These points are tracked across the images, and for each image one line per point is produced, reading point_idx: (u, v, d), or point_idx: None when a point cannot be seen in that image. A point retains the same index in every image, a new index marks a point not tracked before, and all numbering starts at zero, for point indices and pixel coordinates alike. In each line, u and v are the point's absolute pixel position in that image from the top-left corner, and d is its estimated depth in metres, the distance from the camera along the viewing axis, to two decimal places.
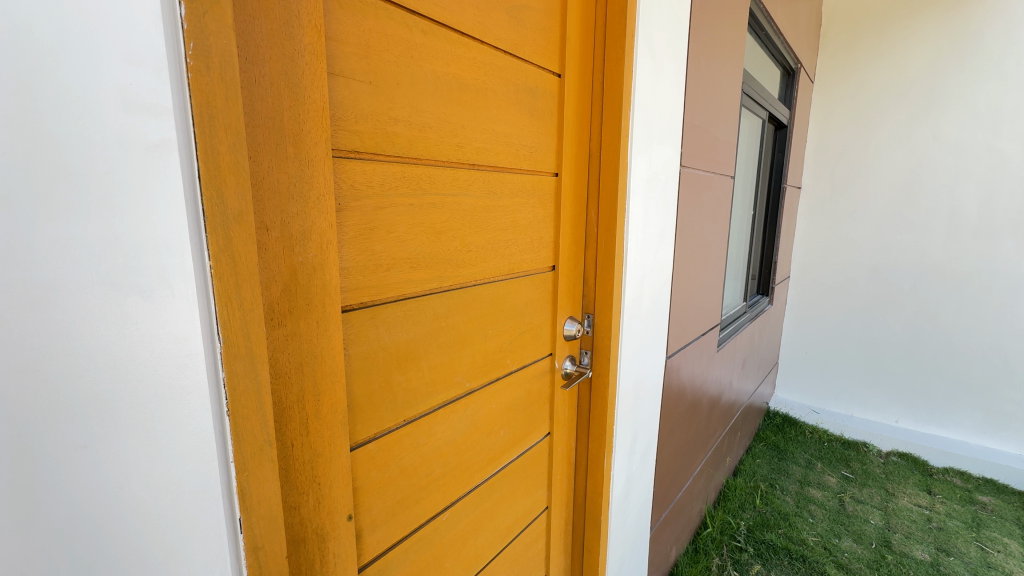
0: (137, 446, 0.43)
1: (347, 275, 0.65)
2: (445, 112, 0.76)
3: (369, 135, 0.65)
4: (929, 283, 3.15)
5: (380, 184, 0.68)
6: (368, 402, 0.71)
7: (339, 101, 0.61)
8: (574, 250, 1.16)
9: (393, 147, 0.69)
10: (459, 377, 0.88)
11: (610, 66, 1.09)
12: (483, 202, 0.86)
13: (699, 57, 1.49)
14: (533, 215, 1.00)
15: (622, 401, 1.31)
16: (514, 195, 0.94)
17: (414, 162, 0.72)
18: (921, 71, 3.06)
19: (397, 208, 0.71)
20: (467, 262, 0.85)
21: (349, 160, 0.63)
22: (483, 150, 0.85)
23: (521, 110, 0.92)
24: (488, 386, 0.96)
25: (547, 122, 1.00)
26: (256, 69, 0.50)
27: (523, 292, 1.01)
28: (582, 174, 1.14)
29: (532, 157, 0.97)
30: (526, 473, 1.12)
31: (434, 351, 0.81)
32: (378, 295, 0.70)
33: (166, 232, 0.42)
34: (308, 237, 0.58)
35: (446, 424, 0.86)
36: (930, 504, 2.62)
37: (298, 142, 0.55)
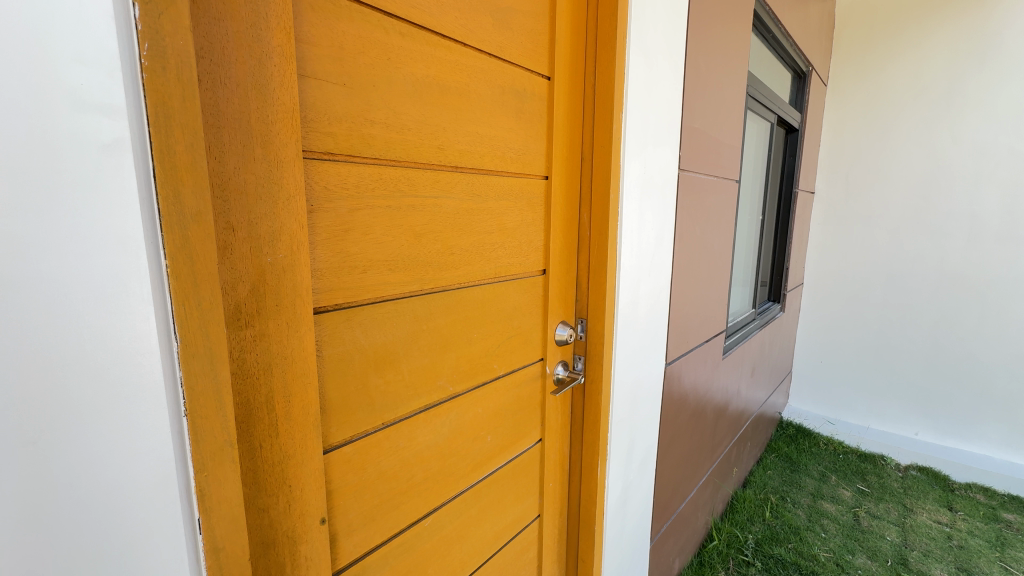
0: (94, 444, 0.43)
1: (319, 277, 0.65)
2: (424, 114, 0.75)
3: (343, 137, 0.65)
4: (949, 289, 3.04)
5: (355, 185, 0.67)
6: (344, 404, 0.71)
7: (312, 103, 0.61)
8: (566, 256, 1.14)
9: (370, 148, 0.68)
10: (442, 381, 0.87)
11: (602, 66, 1.08)
12: (465, 204, 0.85)
13: (700, 59, 1.46)
14: (522, 218, 0.99)
15: (617, 408, 1.28)
16: (500, 198, 0.93)
17: (393, 165, 0.72)
18: (939, 73, 2.98)
19: (373, 210, 0.70)
20: (448, 265, 0.84)
21: (323, 162, 0.63)
22: (466, 154, 0.84)
23: (507, 113, 0.91)
24: (474, 391, 0.94)
25: (537, 125, 0.99)
26: (221, 70, 0.51)
27: (512, 295, 1.00)
28: (574, 179, 1.13)
29: (519, 160, 0.96)
30: (516, 481, 1.10)
31: (415, 354, 0.80)
32: (353, 296, 0.69)
33: (120, 230, 0.42)
34: (278, 238, 0.58)
35: (428, 428, 0.85)
36: (951, 521, 2.51)
37: (266, 143, 0.55)
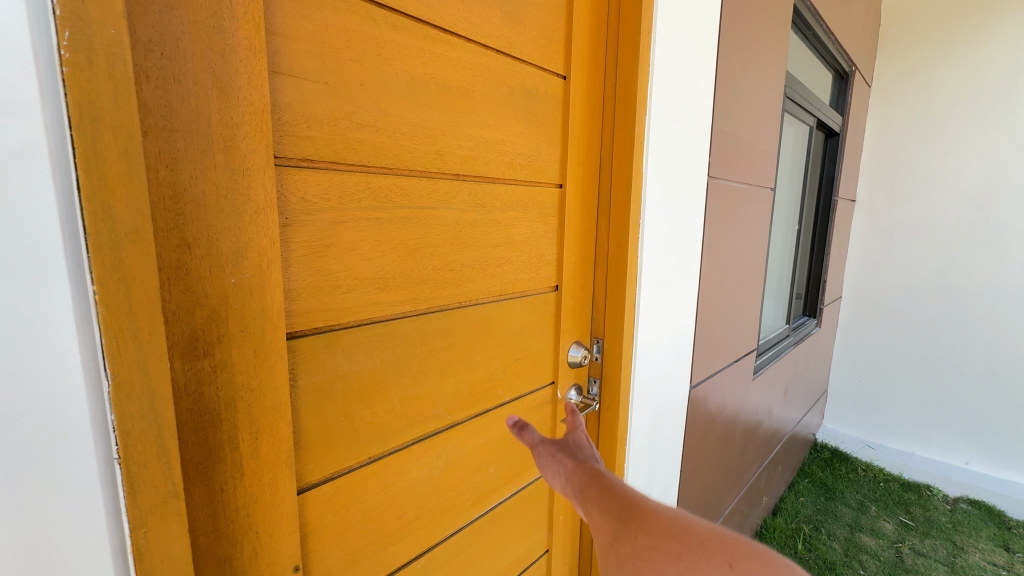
0: (4, 496, 0.37)
1: (294, 298, 0.58)
2: (421, 116, 0.68)
3: (325, 142, 0.58)
4: (1007, 308, 2.79)
5: (339, 195, 0.60)
6: (323, 439, 0.63)
7: (287, 103, 0.54)
8: (582, 271, 1.05)
9: (356, 154, 0.61)
10: (439, 409, 0.79)
11: (624, 63, 0.98)
12: (466, 215, 0.77)
13: (733, 57, 1.34)
14: (532, 230, 0.91)
15: (635, 436, 1.17)
16: (508, 209, 0.85)
17: (384, 173, 0.65)
18: (998, 72, 2.74)
19: (360, 222, 0.63)
20: (447, 282, 0.76)
21: (300, 169, 0.56)
22: (468, 160, 0.76)
23: (517, 115, 0.83)
24: (475, 419, 0.86)
25: (550, 129, 0.91)
26: (175, 66, 0.45)
27: (519, 314, 0.92)
28: (592, 187, 1.04)
29: (529, 167, 0.88)
30: (521, 514, 1.01)
31: (407, 381, 0.73)
32: (335, 319, 0.62)
33: (35, 250, 0.36)
34: (244, 256, 0.52)
35: (422, 461, 0.77)
36: (1008, 564, 2.28)
37: (230, 149, 0.49)
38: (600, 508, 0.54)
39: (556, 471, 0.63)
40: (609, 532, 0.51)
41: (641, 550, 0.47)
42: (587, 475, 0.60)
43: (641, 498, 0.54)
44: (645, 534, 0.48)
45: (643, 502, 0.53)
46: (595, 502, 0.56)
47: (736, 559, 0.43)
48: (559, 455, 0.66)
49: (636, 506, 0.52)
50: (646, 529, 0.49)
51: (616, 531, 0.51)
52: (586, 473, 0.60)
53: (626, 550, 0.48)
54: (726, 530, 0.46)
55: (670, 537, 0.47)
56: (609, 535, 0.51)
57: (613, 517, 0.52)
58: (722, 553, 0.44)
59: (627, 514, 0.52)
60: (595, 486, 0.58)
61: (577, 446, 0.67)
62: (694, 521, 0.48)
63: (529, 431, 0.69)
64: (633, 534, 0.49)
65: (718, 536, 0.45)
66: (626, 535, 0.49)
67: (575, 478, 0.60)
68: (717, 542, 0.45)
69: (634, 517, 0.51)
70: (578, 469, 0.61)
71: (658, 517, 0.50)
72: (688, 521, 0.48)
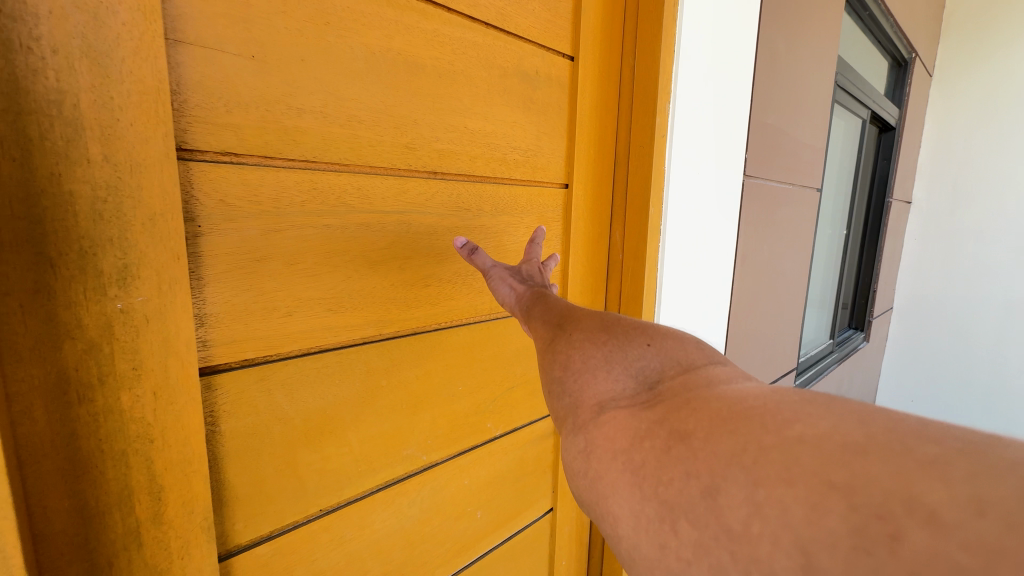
0: None
1: (210, 325, 0.47)
2: (385, 101, 0.56)
3: (253, 131, 0.47)
4: None
5: (274, 197, 0.49)
6: (257, 492, 0.52)
7: (200, 82, 0.43)
8: (591, 284, 0.91)
9: (296, 147, 0.50)
10: (411, 449, 0.67)
11: (643, 41, 0.83)
12: (445, 221, 0.65)
13: (777, 37, 1.16)
14: (530, 238, 0.78)
15: None
16: (500, 213, 0.72)
17: (335, 170, 0.53)
18: None
19: (304, 230, 0.52)
20: (421, 300, 0.64)
21: (218, 166, 0.45)
22: (449, 155, 0.64)
23: (512, 102, 0.70)
24: (458, 458, 0.74)
25: (554, 119, 0.77)
26: (24, 28, 0.34)
27: (515, 336, 0.79)
28: (604, 187, 0.89)
29: (528, 164, 0.75)
30: (516, 562, 0.88)
31: (368, 418, 0.61)
32: (270, 348, 0.51)
33: None
34: (136, 274, 0.41)
35: (389, 511, 0.65)
36: None
37: (110, 138, 0.38)
38: (538, 315, 0.53)
39: (506, 289, 0.58)
40: (546, 334, 0.49)
41: (576, 340, 0.45)
42: (531, 292, 0.57)
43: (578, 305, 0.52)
44: (580, 329, 0.46)
45: (578, 308, 0.51)
46: (536, 313, 0.53)
47: (656, 338, 0.42)
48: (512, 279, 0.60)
49: (572, 308, 0.51)
50: (581, 325, 0.46)
51: (551, 333, 0.48)
52: (535, 294, 0.56)
53: (558, 343, 0.46)
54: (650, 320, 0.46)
55: (602, 326, 0.45)
56: (545, 337, 0.49)
57: (549, 320, 0.50)
58: (642, 332, 0.43)
59: (563, 317, 0.50)
60: (536, 302, 0.55)
61: (529, 275, 0.62)
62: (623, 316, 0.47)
63: (481, 254, 0.60)
64: (568, 331, 0.47)
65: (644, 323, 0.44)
66: (562, 332, 0.47)
67: (524, 299, 0.56)
68: (642, 327, 0.44)
69: (568, 318, 0.49)
70: (526, 289, 0.58)
71: (591, 314, 0.48)
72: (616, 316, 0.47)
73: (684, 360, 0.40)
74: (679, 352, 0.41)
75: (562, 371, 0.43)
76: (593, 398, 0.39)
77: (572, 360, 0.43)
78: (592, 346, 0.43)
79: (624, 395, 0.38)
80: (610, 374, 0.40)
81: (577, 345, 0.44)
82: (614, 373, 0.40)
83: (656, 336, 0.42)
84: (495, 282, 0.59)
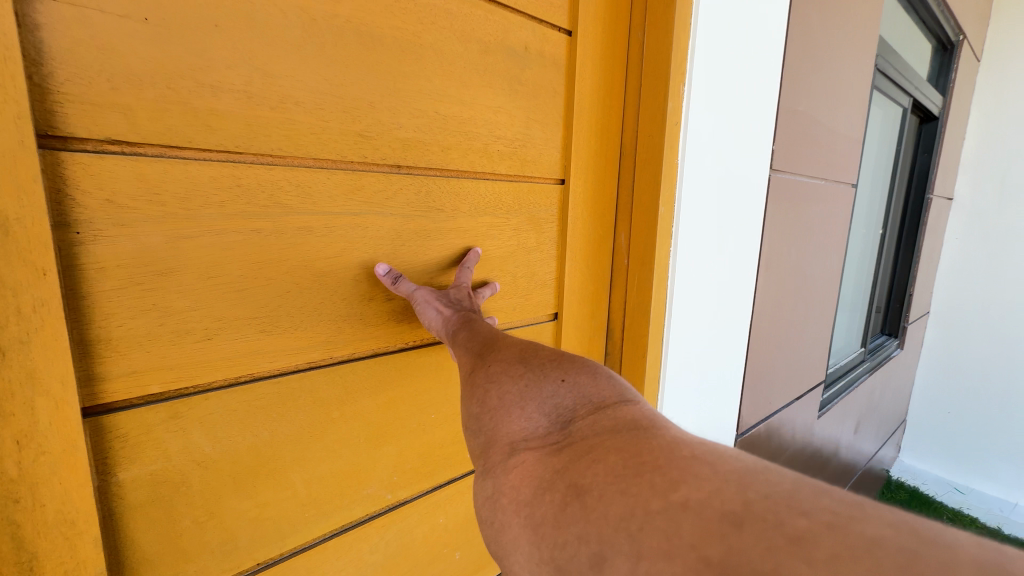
0: None
1: (100, 355, 0.38)
2: (332, 80, 0.46)
3: (152, 115, 0.38)
4: None
5: (184, 197, 0.40)
6: (170, 550, 0.43)
7: (73, 51, 0.34)
8: (592, 294, 0.80)
9: (211, 134, 0.40)
10: (372, 488, 0.57)
11: (655, 13, 0.72)
12: (411, 224, 0.55)
13: (812, 12, 1.03)
14: (518, 242, 0.67)
15: None
16: (481, 214, 0.62)
17: (265, 164, 0.44)
18: None
19: (224, 236, 0.42)
20: (382, 317, 0.55)
21: (103, 157, 0.36)
22: (415, 145, 0.54)
23: (496, 84, 0.60)
24: (430, 495, 0.64)
25: (547, 104, 0.67)
26: None
27: None
28: (608, 183, 0.78)
29: (515, 156, 0.64)
30: None
31: (316, 456, 0.52)
32: (184, 380, 0.42)
33: None
34: None
35: (345, 560, 0.56)
36: None
37: None
38: (462, 342, 0.48)
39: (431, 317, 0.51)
40: (468, 363, 0.44)
41: (496, 373, 0.41)
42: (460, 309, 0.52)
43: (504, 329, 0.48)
44: (500, 359, 0.42)
45: (505, 336, 0.47)
46: (460, 335, 0.48)
47: (573, 373, 0.38)
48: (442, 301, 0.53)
49: (498, 334, 0.46)
50: (502, 356, 0.42)
51: (473, 362, 0.44)
52: (464, 320, 0.50)
53: (478, 375, 0.41)
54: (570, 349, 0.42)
55: (523, 357, 0.41)
56: (466, 364, 0.44)
57: (472, 347, 0.46)
58: (559, 365, 0.39)
59: (486, 343, 0.45)
60: (462, 325, 0.50)
61: (460, 297, 0.55)
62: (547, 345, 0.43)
63: (405, 281, 0.52)
64: (490, 362, 0.42)
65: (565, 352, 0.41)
66: (483, 362, 0.43)
67: (450, 323, 0.50)
68: (562, 355, 0.40)
69: (493, 346, 0.45)
70: (455, 308, 0.52)
71: (514, 342, 0.44)
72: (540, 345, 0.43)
73: (598, 396, 0.37)
74: (593, 388, 0.37)
75: (480, 407, 0.39)
76: (506, 438, 0.36)
77: (490, 397, 0.39)
78: (508, 381, 0.39)
79: (534, 437, 0.35)
80: (523, 409, 0.37)
81: (496, 378, 0.40)
82: (528, 412, 0.36)
83: (573, 367, 0.38)
84: (421, 313, 0.51)
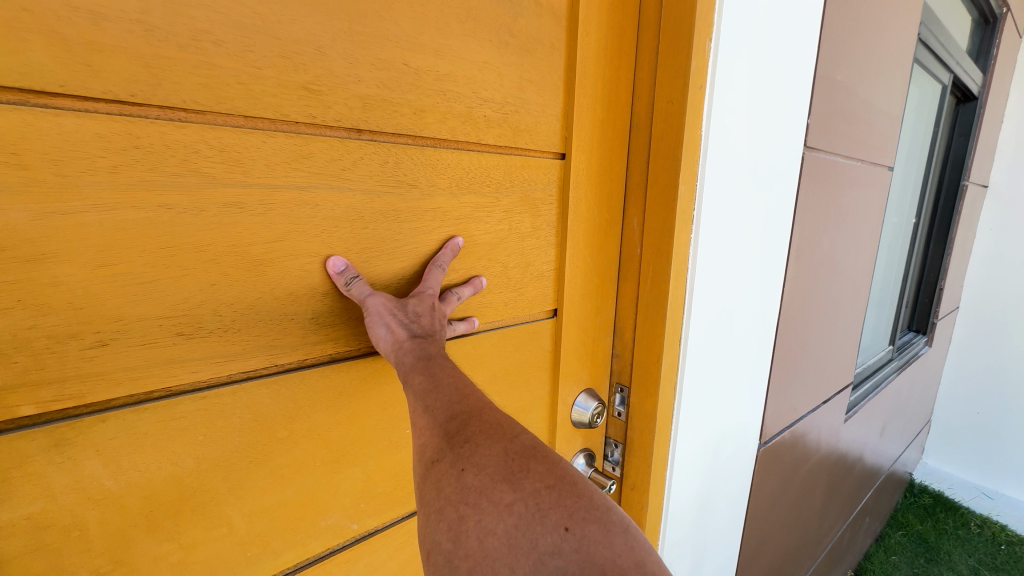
0: None
1: None
2: (264, 15, 0.36)
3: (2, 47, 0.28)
4: None
5: (57, 159, 0.30)
6: None
7: None
8: (598, 288, 0.70)
9: (92, 78, 0.31)
10: (333, 518, 0.48)
11: None
12: (375, 202, 0.45)
13: None
14: (511, 227, 0.57)
15: (674, 529, 0.80)
16: (465, 193, 0.52)
17: (175, 121, 0.34)
18: None
19: (120, 213, 0.33)
20: (341, 316, 0.45)
21: None
22: (379, 104, 0.44)
23: (482, 34, 0.50)
24: (406, 522, 0.55)
25: (546, 63, 0.56)
26: None
27: (489, 358, 0.59)
28: (618, 160, 0.67)
29: (506, 124, 0.54)
30: None
31: (258, 485, 0.42)
32: (70, 397, 0.33)
33: None
34: None
35: None
36: None
37: None
38: (422, 398, 0.38)
39: (383, 335, 0.43)
40: (433, 445, 0.35)
41: (473, 490, 0.32)
42: (419, 344, 0.42)
43: (475, 393, 0.39)
44: (479, 459, 0.33)
45: (476, 398, 0.38)
46: (419, 395, 0.39)
47: (576, 519, 0.31)
48: (399, 311, 0.44)
49: (470, 407, 0.37)
50: (480, 449, 0.34)
51: (439, 447, 0.35)
52: (424, 356, 0.42)
53: (448, 488, 0.32)
54: (567, 463, 0.34)
55: (507, 462, 0.33)
56: (428, 453, 0.35)
57: (437, 415, 0.37)
58: (559, 504, 0.31)
59: (455, 423, 0.36)
60: (421, 367, 0.41)
61: (420, 305, 0.45)
62: (533, 439, 0.35)
63: (360, 283, 0.43)
64: (464, 457, 0.33)
65: (559, 464, 0.33)
66: (454, 457, 0.34)
67: (403, 350, 0.42)
68: (559, 474, 0.33)
69: (464, 421, 0.36)
70: (412, 329, 0.43)
71: (492, 432, 0.35)
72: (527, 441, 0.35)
73: (605, 555, 0.30)
74: (598, 542, 0.30)
75: (452, 542, 0.31)
76: None
77: (468, 535, 0.31)
78: (494, 516, 0.31)
79: None
80: (513, 568, 0.29)
81: (475, 497, 0.32)
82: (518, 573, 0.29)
83: (577, 505, 0.31)
84: (370, 325, 0.43)
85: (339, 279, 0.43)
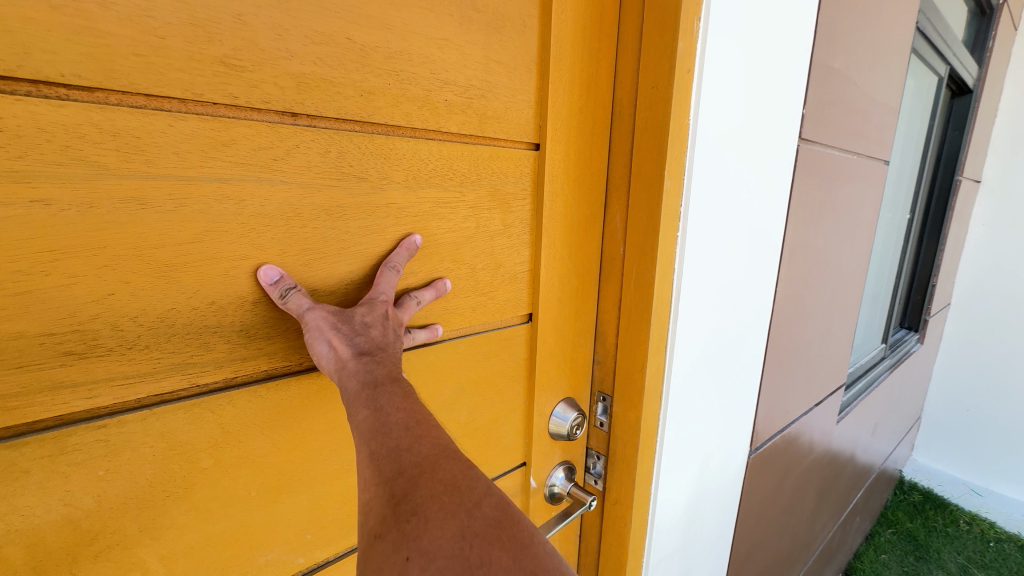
0: None
1: None
2: None
3: None
4: None
5: None
6: None
7: None
8: (578, 291, 0.65)
9: None
10: (273, 553, 0.43)
11: None
12: (317, 198, 0.39)
13: None
14: (478, 225, 0.52)
15: (659, 544, 0.76)
16: (424, 187, 0.46)
17: (52, 99, 0.28)
18: None
19: None
20: (277, 327, 0.40)
21: None
22: (317, 84, 0.38)
23: (442, 9, 0.44)
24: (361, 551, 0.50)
25: (517, 43, 0.51)
26: None
27: (456, 369, 0.54)
28: (599, 151, 0.62)
29: (472, 111, 0.49)
30: None
31: (177, 522, 0.37)
32: None
33: None
34: None
35: None
36: None
37: None
38: (368, 442, 0.33)
39: (326, 355, 0.37)
40: (377, 510, 0.30)
41: None
42: (367, 366, 0.37)
43: (430, 439, 0.33)
44: (428, 543, 0.28)
45: (430, 443, 0.33)
46: (364, 440, 0.33)
47: None
48: (343, 324, 0.38)
49: (423, 464, 0.31)
50: (430, 528, 0.28)
51: (383, 516, 0.29)
52: (370, 382, 0.36)
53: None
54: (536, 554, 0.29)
55: (462, 551, 0.28)
56: (369, 522, 0.30)
57: (383, 469, 0.31)
58: None
59: (404, 488, 0.30)
60: (366, 397, 0.35)
61: (369, 315, 0.40)
62: (495, 513, 0.30)
63: (298, 295, 0.38)
64: (411, 541, 0.28)
65: (523, 553, 0.29)
66: (399, 536, 0.28)
67: (348, 373, 0.36)
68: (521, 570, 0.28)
69: (413, 481, 0.30)
70: (358, 344, 0.38)
71: (449, 507, 0.30)
72: (487, 514, 0.30)
73: None
74: None
75: None
76: None
77: None
78: None
79: None
80: None
81: None
82: None
83: None
84: (311, 340, 0.37)
85: (272, 291, 0.38)
